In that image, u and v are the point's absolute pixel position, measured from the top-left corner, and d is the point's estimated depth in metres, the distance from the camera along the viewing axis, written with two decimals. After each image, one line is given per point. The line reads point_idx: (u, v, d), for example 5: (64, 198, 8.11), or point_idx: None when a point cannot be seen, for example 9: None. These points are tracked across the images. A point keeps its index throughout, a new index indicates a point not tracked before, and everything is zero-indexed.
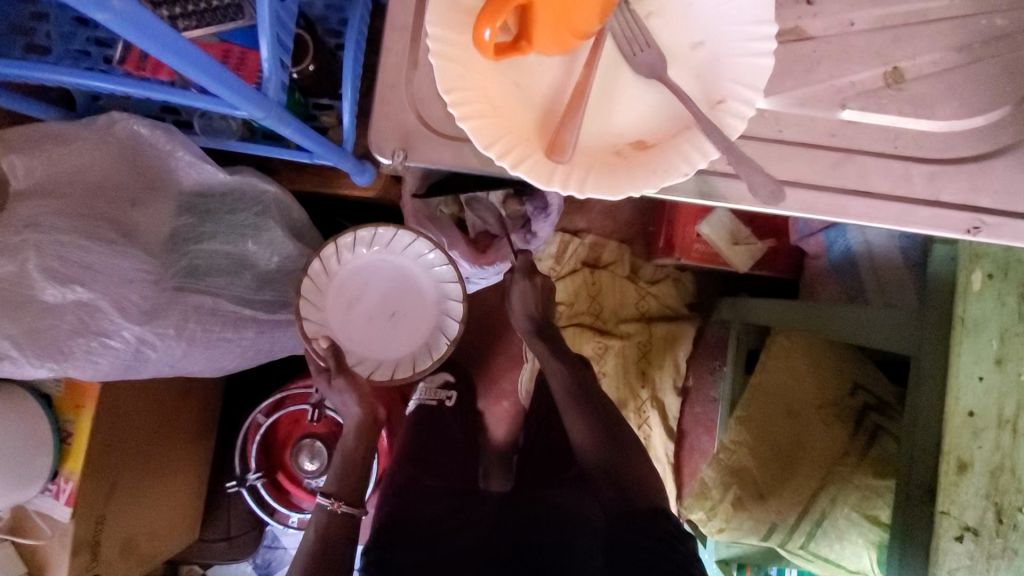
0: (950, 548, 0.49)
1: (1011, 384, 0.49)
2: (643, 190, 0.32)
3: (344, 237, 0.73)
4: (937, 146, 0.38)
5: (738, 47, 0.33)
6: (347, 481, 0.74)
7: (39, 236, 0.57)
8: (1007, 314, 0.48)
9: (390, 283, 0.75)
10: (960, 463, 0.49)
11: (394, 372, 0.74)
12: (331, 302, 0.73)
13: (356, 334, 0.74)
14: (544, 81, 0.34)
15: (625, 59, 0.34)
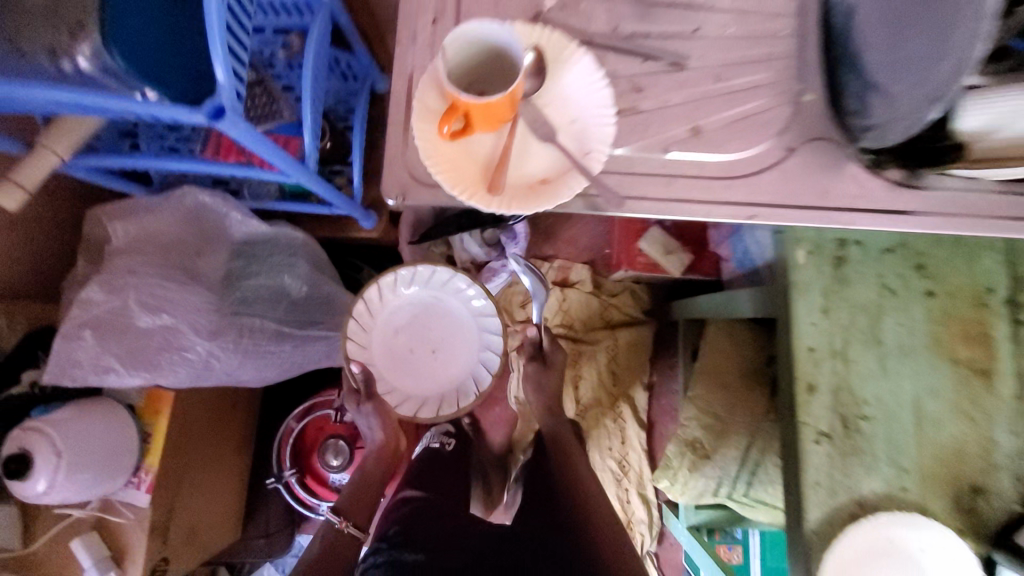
0: (812, 449, 0.67)
1: (836, 326, 0.69)
2: (546, 207, 0.55)
3: (399, 273, 0.82)
4: (728, 167, 0.58)
5: (593, 121, 0.56)
6: (356, 504, 0.90)
7: (135, 279, 0.79)
8: (826, 280, 0.69)
9: (433, 318, 0.84)
10: (809, 386, 0.68)
11: (418, 410, 0.83)
12: (380, 329, 0.84)
13: (395, 359, 0.84)
14: (484, 148, 0.56)
15: (531, 132, 0.56)
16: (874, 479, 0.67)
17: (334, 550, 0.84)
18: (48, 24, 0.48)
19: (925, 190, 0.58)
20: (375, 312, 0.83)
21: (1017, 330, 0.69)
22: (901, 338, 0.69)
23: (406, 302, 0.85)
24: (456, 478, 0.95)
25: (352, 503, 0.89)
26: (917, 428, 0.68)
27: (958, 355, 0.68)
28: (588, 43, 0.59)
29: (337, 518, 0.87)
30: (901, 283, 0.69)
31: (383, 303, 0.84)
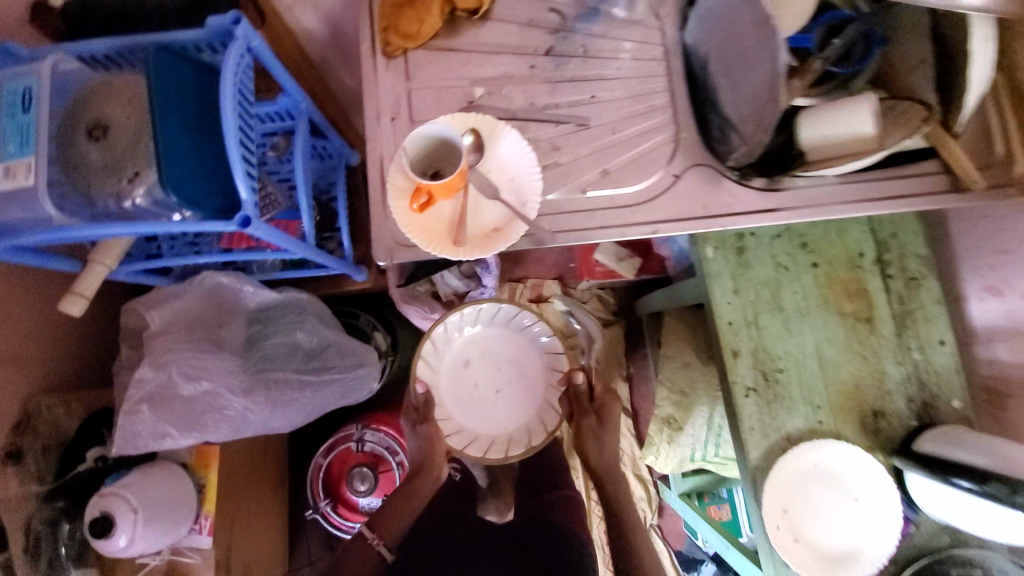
0: (744, 402, 0.85)
1: (746, 302, 0.87)
2: (500, 249, 0.73)
3: (477, 312, 0.96)
4: (634, 195, 0.76)
5: (525, 178, 0.74)
6: (387, 521, 0.93)
7: (175, 356, 0.94)
8: (732, 267, 0.87)
9: (504, 361, 0.97)
10: (733, 351, 0.86)
11: (467, 444, 0.93)
12: (448, 361, 0.97)
13: (461, 389, 0.96)
14: (446, 210, 0.73)
15: (480, 193, 0.74)
16: (795, 417, 0.85)
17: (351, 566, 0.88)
18: (108, 173, 0.63)
19: (783, 191, 0.76)
20: (448, 344, 0.97)
21: (888, 282, 0.87)
22: (798, 304, 0.87)
23: (482, 338, 0.98)
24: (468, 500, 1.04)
25: (384, 516, 0.93)
26: (822, 372, 0.86)
27: (844, 308, 0.87)
28: (512, 118, 0.77)
29: (370, 534, 0.91)
30: (790, 260, 0.87)
31: (451, 339, 0.97)
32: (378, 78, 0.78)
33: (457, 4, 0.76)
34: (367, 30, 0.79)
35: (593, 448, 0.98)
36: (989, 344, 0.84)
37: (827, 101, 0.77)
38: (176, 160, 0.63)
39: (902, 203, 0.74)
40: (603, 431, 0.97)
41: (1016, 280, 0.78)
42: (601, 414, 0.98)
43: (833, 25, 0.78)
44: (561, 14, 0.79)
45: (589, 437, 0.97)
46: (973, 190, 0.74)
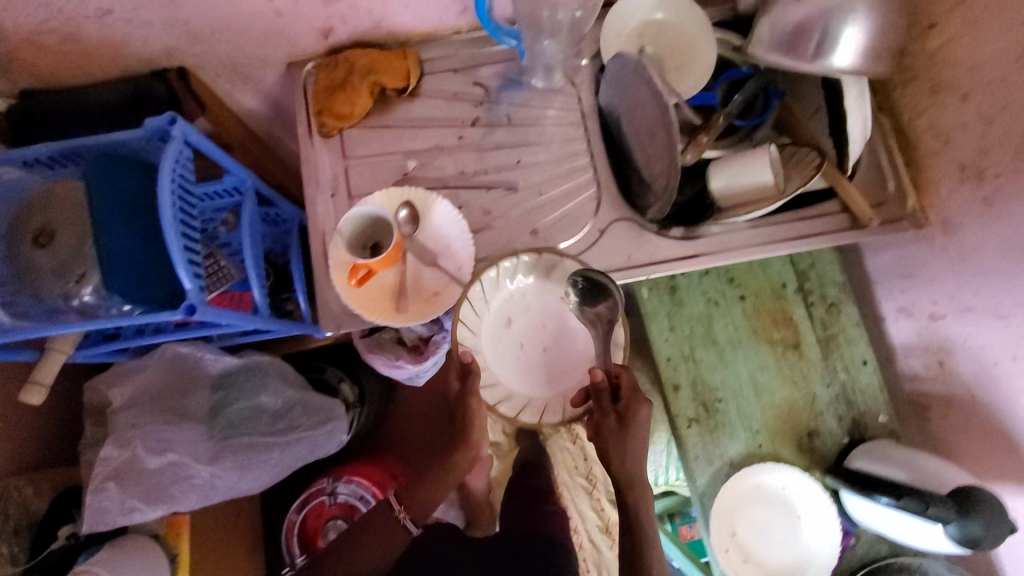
0: (687, 433, 0.90)
1: (682, 338, 0.92)
2: (441, 311, 0.77)
3: (523, 258, 0.77)
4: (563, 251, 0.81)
5: (459, 243, 0.79)
6: (420, 498, 0.86)
7: (139, 432, 0.96)
8: (666, 305, 0.93)
9: (550, 319, 0.80)
10: (674, 386, 0.91)
11: (520, 411, 0.78)
12: (490, 315, 0.80)
13: (508, 349, 0.80)
14: (388, 279, 0.78)
15: (419, 261, 0.79)
16: (736, 444, 0.90)
17: (363, 542, 0.85)
18: (55, 275, 0.64)
19: (700, 238, 0.81)
20: (496, 291, 0.79)
21: (811, 309, 0.93)
22: (731, 336, 0.93)
23: (521, 294, 0.80)
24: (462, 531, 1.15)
25: (421, 493, 0.87)
26: (757, 399, 0.91)
27: (772, 337, 0.92)
28: (445, 186, 0.83)
29: (396, 506, 0.87)
30: (719, 295, 0.93)
31: (500, 288, 0.80)
32: (316, 158, 0.83)
33: (385, 85, 0.82)
34: (303, 114, 0.84)
35: (625, 455, 0.72)
36: (907, 360, 0.90)
37: (733, 152, 0.83)
38: (119, 256, 0.65)
39: (806, 242, 0.81)
40: (624, 437, 0.71)
41: (922, 302, 0.84)
42: (624, 417, 0.71)
43: (733, 82, 0.87)
44: (483, 86, 0.85)
45: (612, 447, 0.72)
46: (871, 226, 0.80)
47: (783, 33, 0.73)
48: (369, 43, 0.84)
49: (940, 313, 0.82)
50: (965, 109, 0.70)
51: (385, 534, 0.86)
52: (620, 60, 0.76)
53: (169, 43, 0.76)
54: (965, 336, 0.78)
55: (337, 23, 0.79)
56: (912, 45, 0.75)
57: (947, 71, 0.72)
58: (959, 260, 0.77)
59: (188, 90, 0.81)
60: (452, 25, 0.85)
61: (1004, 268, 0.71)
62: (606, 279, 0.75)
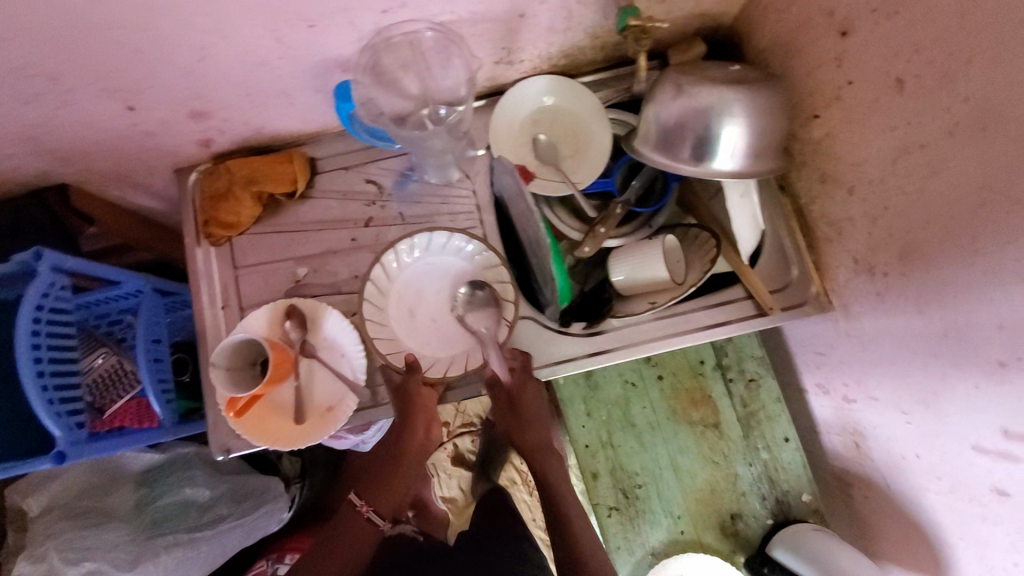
0: (607, 522, 0.88)
1: (599, 423, 0.91)
2: (337, 427, 0.74)
3: (415, 239, 0.77)
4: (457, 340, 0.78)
5: (351, 345, 0.76)
6: (382, 492, 0.76)
7: (54, 540, 0.94)
8: (582, 391, 0.91)
9: (437, 282, 0.79)
10: (593, 474, 0.89)
11: (446, 368, 0.76)
12: (394, 302, 0.78)
13: (413, 328, 0.78)
14: (283, 394, 0.76)
15: (313, 370, 0.77)
16: (658, 532, 0.88)
17: (337, 546, 0.76)
18: None
19: (602, 333, 0.79)
20: (390, 284, 0.78)
21: (729, 386, 0.91)
22: (649, 419, 0.91)
23: (411, 279, 0.79)
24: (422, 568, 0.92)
25: (381, 484, 0.76)
26: (679, 482, 0.89)
27: (692, 417, 0.90)
28: (337, 292, 0.81)
29: (358, 501, 0.76)
30: (636, 376, 0.91)
31: (396, 271, 0.78)
32: (205, 268, 0.81)
33: (272, 192, 0.81)
34: (189, 223, 0.81)
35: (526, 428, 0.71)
36: (827, 436, 0.87)
37: (634, 241, 0.80)
38: None
39: (711, 332, 0.78)
40: (522, 420, 0.71)
41: (835, 382, 0.82)
42: (516, 400, 0.71)
43: (632, 164, 0.85)
44: (376, 183, 0.84)
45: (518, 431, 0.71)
46: (773, 313, 0.78)
47: (664, 128, 0.71)
48: (254, 149, 0.82)
49: (851, 396, 0.80)
50: (851, 202, 0.69)
51: (352, 533, 0.76)
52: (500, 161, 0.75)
53: (42, 169, 0.74)
54: (875, 423, 0.76)
55: (215, 135, 0.77)
56: (800, 132, 0.74)
57: (834, 162, 0.70)
58: (861, 347, 0.75)
59: (69, 209, 0.79)
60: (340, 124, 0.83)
61: (898, 364, 0.69)
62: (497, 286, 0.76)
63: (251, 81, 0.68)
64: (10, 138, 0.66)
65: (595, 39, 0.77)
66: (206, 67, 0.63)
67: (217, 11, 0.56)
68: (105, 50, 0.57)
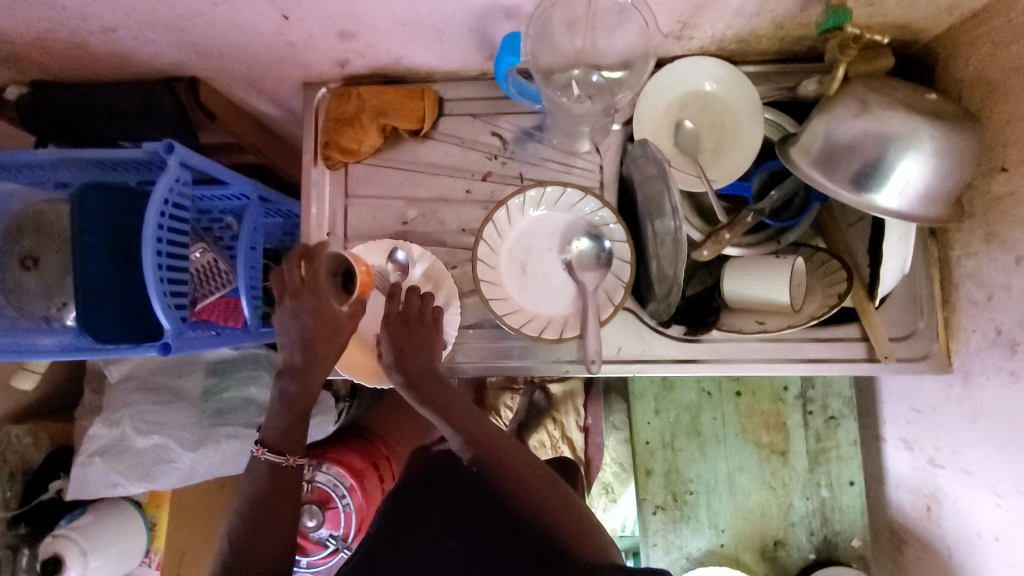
0: (650, 518, 0.89)
1: (665, 423, 0.90)
2: None
3: (529, 193, 0.74)
4: (556, 303, 0.76)
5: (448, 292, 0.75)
6: (288, 430, 0.71)
7: (130, 410, 1.00)
8: (656, 388, 0.91)
9: (545, 239, 0.77)
10: (646, 470, 0.90)
11: (543, 330, 0.75)
12: (506, 257, 0.77)
13: (519, 282, 0.77)
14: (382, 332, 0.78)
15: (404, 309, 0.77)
16: (697, 539, 0.88)
17: (272, 510, 0.65)
18: (39, 297, 0.72)
19: (701, 343, 0.76)
20: (500, 241, 0.76)
21: (807, 418, 0.88)
22: (715, 431, 0.89)
23: (523, 236, 0.77)
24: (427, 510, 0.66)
25: (286, 424, 0.71)
26: (730, 499, 0.89)
27: (760, 439, 0.89)
28: (442, 243, 0.80)
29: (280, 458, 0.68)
30: (713, 386, 0.90)
31: (513, 223, 0.77)
32: (317, 189, 0.80)
33: (397, 127, 0.78)
34: (309, 140, 0.80)
35: (407, 356, 0.68)
36: (897, 491, 0.85)
37: (755, 254, 0.76)
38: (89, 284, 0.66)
39: (812, 365, 0.75)
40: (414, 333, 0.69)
41: (924, 443, 0.79)
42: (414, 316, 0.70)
43: (773, 172, 0.79)
44: (502, 137, 0.80)
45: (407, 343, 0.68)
46: (888, 361, 0.74)
47: (830, 144, 0.65)
48: (385, 77, 0.79)
49: (938, 461, 0.76)
50: (1015, 272, 0.63)
51: (289, 480, 0.68)
52: (642, 148, 0.70)
53: (179, 59, 0.73)
54: (957, 495, 0.73)
55: (353, 57, 0.74)
56: (976, 182, 0.67)
57: (1007, 223, 0.64)
58: (970, 419, 0.71)
59: (196, 103, 0.78)
60: (477, 68, 0.79)
61: (1009, 449, 0.65)
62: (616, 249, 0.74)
63: (407, 12, 0.64)
64: (159, 24, 0.65)
65: (774, 31, 0.70)
66: None
67: None
68: None
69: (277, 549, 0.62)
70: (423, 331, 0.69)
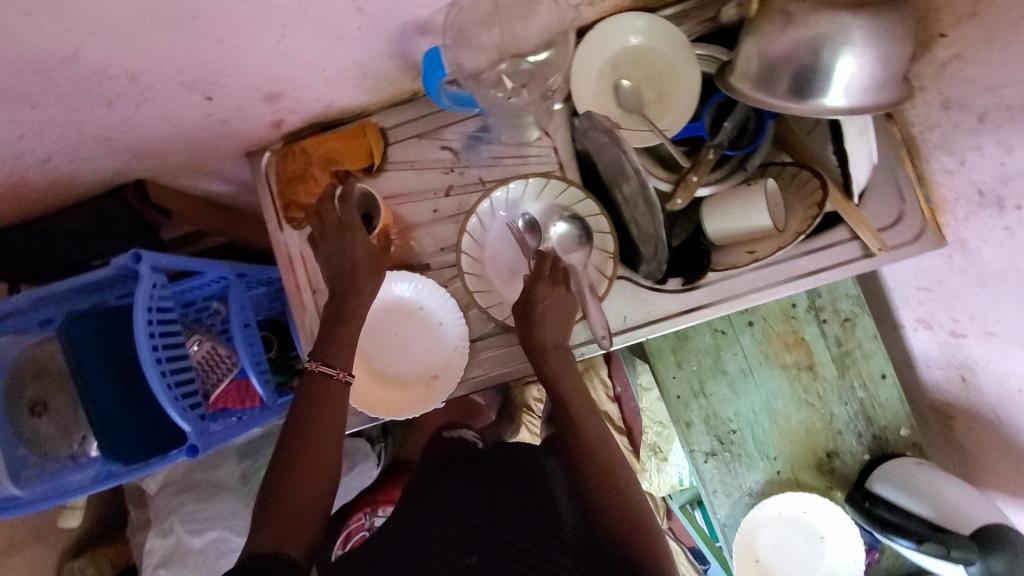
0: (703, 467, 0.89)
1: (691, 373, 0.91)
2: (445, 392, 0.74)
3: (494, 194, 0.74)
4: None
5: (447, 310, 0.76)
6: (340, 352, 0.68)
7: (178, 515, 1.00)
8: (671, 342, 0.91)
9: (522, 235, 0.77)
10: (686, 423, 0.90)
11: None
12: (491, 262, 0.77)
13: (512, 282, 0.77)
14: (402, 370, 0.77)
15: (419, 337, 0.77)
16: (754, 473, 0.89)
17: (308, 438, 0.64)
18: (59, 439, 0.74)
19: (701, 289, 0.77)
20: (480, 249, 0.77)
21: (823, 327, 0.89)
22: (738, 364, 0.90)
23: (500, 238, 0.78)
24: (458, 490, 0.61)
25: (331, 341, 0.68)
26: (773, 424, 0.89)
27: (785, 360, 0.89)
28: (426, 267, 0.80)
29: (332, 372, 0.67)
30: (724, 324, 0.90)
31: (487, 229, 0.77)
32: (288, 252, 0.80)
33: (348, 170, 0.78)
34: (268, 207, 0.80)
35: (542, 326, 0.71)
36: (928, 370, 0.86)
37: (728, 187, 0.77)
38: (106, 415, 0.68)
39: (811, 278, 0.75)
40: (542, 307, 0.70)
41: (942, 317, 0.79)
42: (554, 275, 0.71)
43: (721, 104, 0.79)
44: (452, 149, 0.80)
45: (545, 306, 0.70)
46: (882, 253, 0.74)
47: (767, 61, 0.65)
48: (322, 125, 0.79)
49: (960, 331, 0.77)
50: (982, 130, 0.64)
51: (329, 399, 0.66)
52: (589, 120, 0.71)
53: (120, 167, 0.73)
54: (988, 357, 0.74)
55: (287, 115, 0.74)
56: (918, 55, 0.67)
57: (961, 85, 0.64)
58: (979, 283, 0.72)
59: (148, 204, 0.78)
60: (408, 89, 0.78)
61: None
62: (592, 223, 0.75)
63: (326, 57, 0.64)
64: (91, 140, 0.65)
65: None
66: (282, 46, 0.60)
67: None
68: (189, 41, 0.55)
69: (317, 493, 0.62)
70: (559, 294, 0.71)
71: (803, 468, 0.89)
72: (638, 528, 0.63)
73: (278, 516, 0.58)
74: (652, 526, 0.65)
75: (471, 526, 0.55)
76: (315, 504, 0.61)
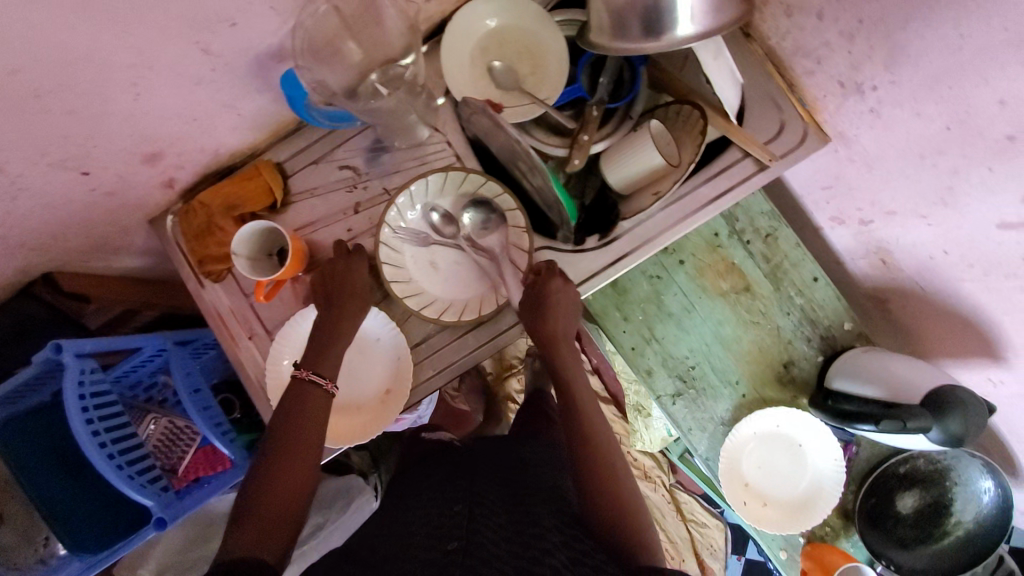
0: (673, 410, 0.91)
1: (640, 324, 0.92)
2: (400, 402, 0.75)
3: (399, 198, 0.75)
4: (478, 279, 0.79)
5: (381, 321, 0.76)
6: (330, 360, 0.70)
7: None
8: (613, 299, 0.93)
9: (438, 231, 0.79)
10: (647, 372, 0.92)
11: (481, 308, 0.77)
12: (413, 265, 0.78)
13: (439, 279, 0.79)
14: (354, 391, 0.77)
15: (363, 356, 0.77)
16: (723, 402, 0.92)
17: (283, 463, 0.63)
18: (23, 545, 0.72)
19: (619, 240, 0.78)
20: (399, 255, 0.77)
21: (749, 248, 0.92)
22: (681, 303, 0.92)
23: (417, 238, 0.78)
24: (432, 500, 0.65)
25: (320, 353, 0.70)
26: (727, 351, 0.92)
27: (722, 288, 0.92)
28: None
29: (320, 381, 0.67)
30: (658, 269, 0.93)
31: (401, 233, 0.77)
32: (214, 305, 0.79)
33: (253, 211, 0.79)
34: (183, 267, 0.80)
35: (554, 312, 0.72)
36: (853, 262, 0.89)
37: (619, 137, 0.79)
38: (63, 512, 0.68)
39: (717, 202, 0.78)
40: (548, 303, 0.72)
41: (849, 210, 0.83)
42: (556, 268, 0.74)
43: (593, 63, 0.82)
44: (351, 167, 0.81)
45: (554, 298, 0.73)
46: (774, 163, 0.77)
47: (614, 11, 0.68)
48: (218, 175, 0.79)
49: (867, 218, 0.81)
50: (823, 27, 0.68)
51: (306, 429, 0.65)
52: (468, 105, 0.73)
53: (21, 265, 0.72)
54: (895, 235, 0.78)
55: (175, 172, 0.74)
56: None
57: None
58: (867, 168, 0.75)
59: (63, 295, 0.77)
60: (291, 120, 0.79)
61: (908, 174, 0.70)
62: (498, 202, 0.76)
63: (192, 105, 0.65)
64: None
65: None
66: (142, 104, 0.61)
67: (136, 40, 0.54)
68: (43, 121, 0.55)
69: (290, 506, 0.61)
70: (568, 289, 0.74)
71: (766, 385, 0.92)
72: (616, 502, 0.65)
73: (251, 523, 0.58)
74: (629, 497, 0.67)
75: (448, 517, 0.59)
76: (289, 518, 0.61)
